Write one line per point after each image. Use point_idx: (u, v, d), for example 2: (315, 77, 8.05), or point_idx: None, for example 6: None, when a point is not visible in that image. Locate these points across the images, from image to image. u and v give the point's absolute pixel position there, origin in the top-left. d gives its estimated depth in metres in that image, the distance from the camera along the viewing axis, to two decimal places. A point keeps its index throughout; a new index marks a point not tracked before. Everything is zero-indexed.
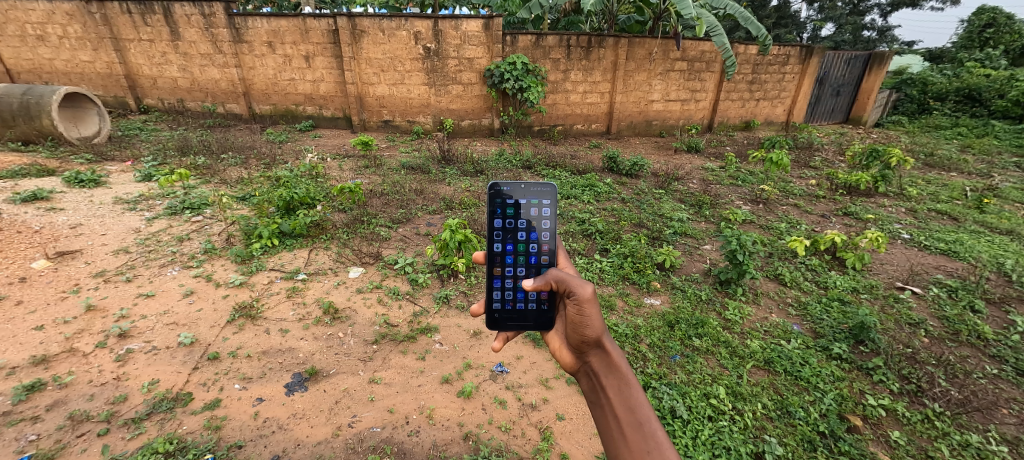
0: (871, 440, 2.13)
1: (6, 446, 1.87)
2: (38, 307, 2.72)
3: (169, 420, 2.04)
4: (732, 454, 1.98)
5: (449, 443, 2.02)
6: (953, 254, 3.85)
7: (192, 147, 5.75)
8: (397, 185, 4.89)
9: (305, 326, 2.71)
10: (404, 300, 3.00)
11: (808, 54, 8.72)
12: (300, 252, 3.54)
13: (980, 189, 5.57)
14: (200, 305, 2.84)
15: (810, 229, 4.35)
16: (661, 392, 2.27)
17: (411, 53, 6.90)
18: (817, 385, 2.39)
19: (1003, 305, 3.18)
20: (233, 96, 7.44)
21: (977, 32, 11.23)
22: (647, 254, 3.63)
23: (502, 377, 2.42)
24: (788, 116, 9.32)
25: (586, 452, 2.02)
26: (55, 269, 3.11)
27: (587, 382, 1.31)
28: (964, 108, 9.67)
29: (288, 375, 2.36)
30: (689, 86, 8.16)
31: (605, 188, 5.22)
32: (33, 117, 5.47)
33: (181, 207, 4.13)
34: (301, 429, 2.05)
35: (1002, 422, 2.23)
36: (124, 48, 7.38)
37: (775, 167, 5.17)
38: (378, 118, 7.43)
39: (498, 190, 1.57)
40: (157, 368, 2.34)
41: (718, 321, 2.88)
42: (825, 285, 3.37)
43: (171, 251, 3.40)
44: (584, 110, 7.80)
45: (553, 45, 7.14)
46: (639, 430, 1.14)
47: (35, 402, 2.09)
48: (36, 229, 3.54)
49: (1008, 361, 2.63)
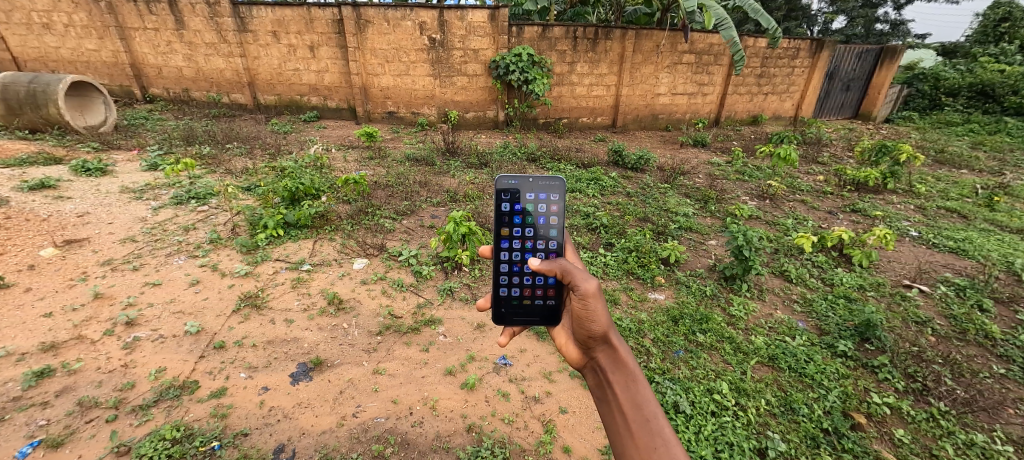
0: (875, 437, 2.12)
1: (17, 430, 1.90)
2: (47, 295, 2.74)
3: (176, 407, 2.07)
4: (735, 450, 1.98)
5: (452, 434, 2.03)
6: (962, 253, 3.81)
7: (198, 137, 5.75)
8: (401, 177, 4.88)
9: (310, 317, 2.73)
10: (408, 292, 3.01)
11: (819, 47, 8.57)
12: (304, 243, 3.55)
13: (991, 187, 5.50)
14: (207, 294, 2.86)
15: (817, 226, 4.32)
16: (665, 387, 2.28)
17: (416, 44, 6.86)
18: (821, 382, 2.38)
19: (1011, 305, 3.15)
20: (238, 85, 7.44)
21: (992, 26, 10.96)
22: (652, 248, 3.61)
23: (505, 370, 2.43)
24: (797, 111, 9.19)
25: (588, 445, 2.03)
26: (63, 257, 3.13)
27: (593, 378, 1.30)
28: (977, 104, 9.51)
29: (293, 365, 2.37)
30: (697, 80, 8.07)
31: (611, 182, 5.19)
32: (40, 105, 5.49)
33: (187, 196, 4.15)
34: (306, 418, 2.06)
35: (1008, 422, 2.22)
36: (129, 36, 7.37)
37: (782, 162, 5.11)
38: (383, 110, 7.41)
39: (505, 184, 1.57)
40: (164, 356, 2.37)
41: (722, 317, 2.87)
42: (831, 281, 3.35)
43: (177, 241, 3.42)
44: (590, 103, 7.74)
45: (559, 36, 7.08)
46: (646, 427, 1.14)
47: (45, 388, 2.12)
48: (44, 217, 3.57)
49: (1015, 362, 2.61)
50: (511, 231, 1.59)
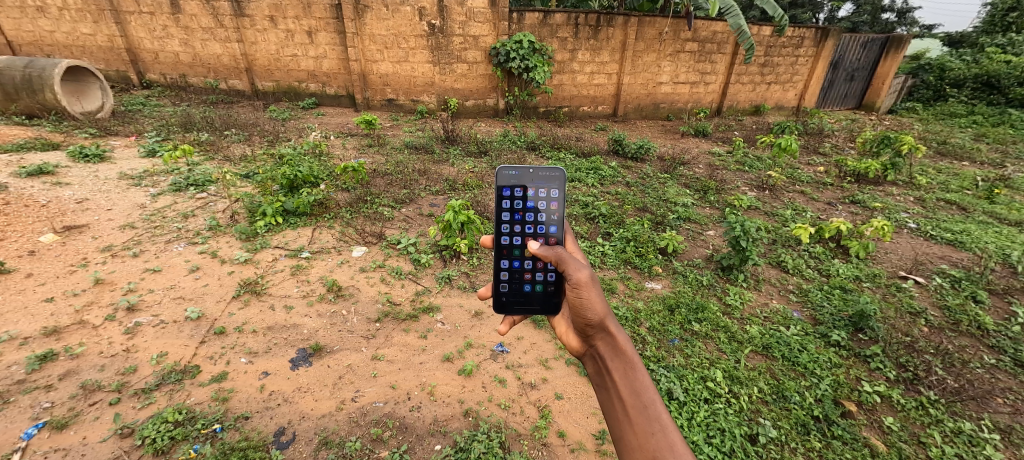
0: (865, 425, 2.16)
1: (22, 412, 1.94)
2: (48, 280, 2.77)
3: (178, 391, 2.10)
4: (726, 435, 2.02)
5: (450, 419, 2.06)
6: (959, 245, 3.82)
7: (195, 123, 5.72)
8: (400, 165, 4.88)
9: (309, 303, 2.76)
10: (407, 280, 3.03)
11: (824, 36, 8.44)
12: (304, 231, 3.57)
13: (992, 178, 5.48)
14: (206, 280, 2.88)
15: (816, 217, 4.34)
16: (660, 374, 2.31)
17: (415, 30, 6.78)
18: (813, 371, 2.42)
19: (1006, 296, 3.17)
20: (235, 71, 7.37)
21: (1000, 16, 10.71)
22: (649, 238, 3.62)
23: (502, 356, 2.46)
24: (800, 101, 9.12)
25: (583, 430, 2.07)
26: (63, 243, 3.15)
27: (593, 365, 1.32)
28: (981, 95, 9.42)
29: (292, 351, 2.40)
30: (700, 68, 7.99)
31: (610, 172, 5.17)
32: (36, 90, 5.46)
33: (186, 183, 4.15)
34: (306, 402, 2.10)
35: (996, 411, 2.25)
36: (124, 21, 7.29)
37: (783, 152, 5.10)
38: (382, 97, 7.35)
39: (507, 176, 1.58)
40: (165, 341, 2.40)
41: (718, 307, 2.90)
42: (827, 272, 3.37)
43: (177, 227, 3.43)
44: (591, 91, 7.69)
45: (561, 23, 6.98)
46: (644, 413, 1.15)
47: (48, 371, 2.15)
48: (43, 202, 3.58)
49: (1007, 352, 2.64)
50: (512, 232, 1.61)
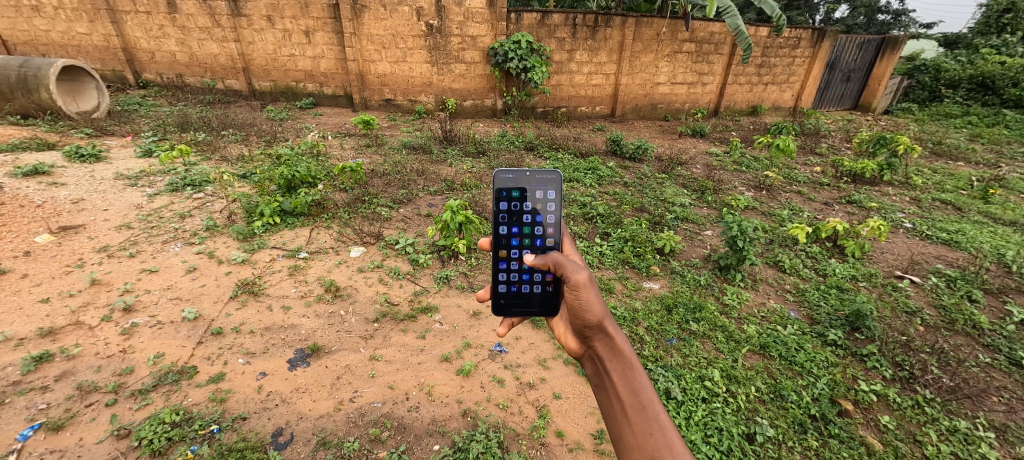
0: (861, 424, 2.17)
1: (17, 413, 1.93)
2: (44, 280, 2.75)
3: (175, 392, 2.09)
4: (723, 434, 2.02)
5: (449, 419, 2.06)
6: (955, 244, 3.84)
7: (192, 123, 5.70)
8: (398, 165, 4.87)
9: (307, 303, 2.75)
10: (405, 280, 3.03)
11: (820, 37, 8.48)
12: (301, 231, 3.56)
13: (987, 179, 5.51)
14: (203, 281, 2.88)
15: (812, 216, 4.37)
16: (658, 374, 2.31)
17: (413, 30, 6.77)
18: (810, 370, 2.43)
19: (1001, 296, 3.19)
20: (233, 71, 7.35)
21: (995, 17, 10.77)
22: (647, 239, 3.63)
23: (501, 356, 2.47)
24: (797, 101, 9.16)
25: (581, 430, 2.07)
26: (59, 243, 3.14)
27: (591, 366, 1.33)
28: (976, 96, 9.48)
29: (290, 351, 2.40)
30: (697, 69, 8.02)
31: (608, 172, 5.18)
32: (32, 90, 5.43)
33: (182, 183, 4.13)
34: (304, 402, 2.09)
35: (991, 409, 2.26)
36: (121, 20, 7.25)
37: (780, 152, 5.11)
38: (380, 97, 7.35)
39: (504, 179, 1.58)
40: (162, 341, 2.39)
41: (716, 307, 2.91)
42: (824, 271, 3.39)
43: (174, 228, 3.42)
44: (589, 91, 7.70)
45: (559, 23, 6.99)
46: (642, 413, 1.16)
47: (45, 372, 2.14)
48: (39, 203, 3.56)
49: (1001, 351, 2.65)
50: (510, 234, 1.60)
